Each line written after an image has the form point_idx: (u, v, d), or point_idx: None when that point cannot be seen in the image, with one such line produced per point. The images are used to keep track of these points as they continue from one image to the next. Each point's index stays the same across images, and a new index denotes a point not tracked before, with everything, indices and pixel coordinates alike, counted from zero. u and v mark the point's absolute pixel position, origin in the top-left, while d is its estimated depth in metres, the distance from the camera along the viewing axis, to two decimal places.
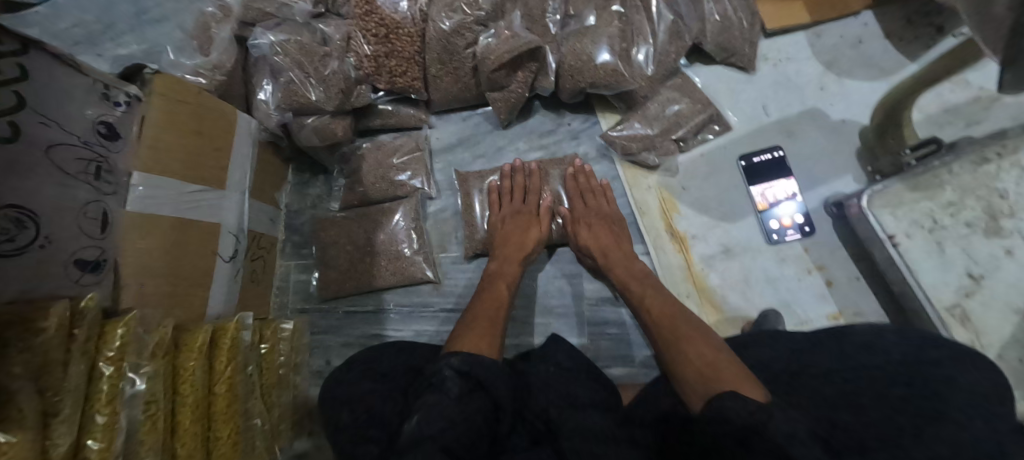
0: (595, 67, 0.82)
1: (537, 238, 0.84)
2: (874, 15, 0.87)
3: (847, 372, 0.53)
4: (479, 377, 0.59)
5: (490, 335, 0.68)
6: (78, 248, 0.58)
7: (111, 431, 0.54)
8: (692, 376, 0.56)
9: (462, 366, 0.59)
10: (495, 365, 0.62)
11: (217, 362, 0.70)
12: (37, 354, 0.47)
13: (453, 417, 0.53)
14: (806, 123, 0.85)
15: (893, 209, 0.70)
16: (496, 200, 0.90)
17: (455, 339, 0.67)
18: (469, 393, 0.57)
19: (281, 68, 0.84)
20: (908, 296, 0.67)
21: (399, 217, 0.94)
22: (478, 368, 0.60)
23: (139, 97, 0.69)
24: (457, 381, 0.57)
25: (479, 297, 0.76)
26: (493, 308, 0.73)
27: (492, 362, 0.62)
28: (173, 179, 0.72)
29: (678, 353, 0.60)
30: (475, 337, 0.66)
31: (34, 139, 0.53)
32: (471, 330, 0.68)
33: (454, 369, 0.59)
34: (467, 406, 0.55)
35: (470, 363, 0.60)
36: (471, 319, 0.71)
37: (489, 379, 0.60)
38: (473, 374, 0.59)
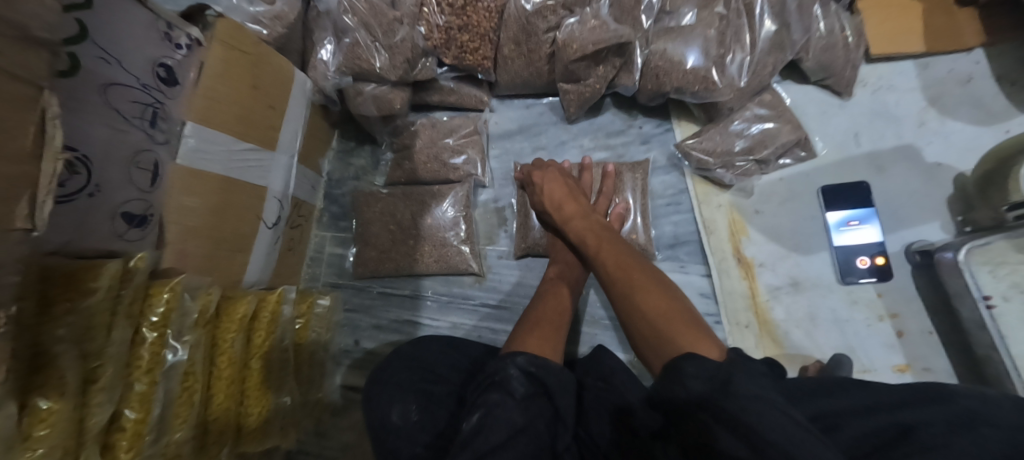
0: (684, 71, 0.76)
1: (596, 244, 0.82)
2: (988, 54, 0.81)
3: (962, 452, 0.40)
4: (545, 383, 0.55)
5: (556, 340, 0.63)
6: (126, 200, 0.53)
7: (148, 401, 0.50)
8: (644, 329, 0.51)
9: (528, 366, 0.56)
10: (561, 372, 0.57)
11: (255, 336, 0.66)
12: (83, 317, 0.43)
13: (517, 424, 0.50)
14: (897, 160, 0.80)
15: (993, 268, 0.66)
16: None
17: (515, 339, 0.64)
18: (530, 397, 0.54)
19: (347, 28, 0.78)
20: (992, 361, 0.64)
21: (448, 203, 0.89)
22: (544, 374, 0.56)
23: (199, 41, 0.62)
24: (522, 382, 0.55)
25: (542, 301, 0.72)
26: (551, 311, 0.69)
27: (560, 368, 0.58)
28: (226, 136, 0.67)
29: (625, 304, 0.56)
30: (537, 339, 0.62)
31: (93, 76, 0.48)
32: (533, 333, 0.64)
33: (520, 369, 0.56)
34: (530, 410, 0.52)
35: (537, 365, 0.56)
36: (533, 321, 0.66)
37: (557, 389, 0.56)
38: (539, 380, 0.55)
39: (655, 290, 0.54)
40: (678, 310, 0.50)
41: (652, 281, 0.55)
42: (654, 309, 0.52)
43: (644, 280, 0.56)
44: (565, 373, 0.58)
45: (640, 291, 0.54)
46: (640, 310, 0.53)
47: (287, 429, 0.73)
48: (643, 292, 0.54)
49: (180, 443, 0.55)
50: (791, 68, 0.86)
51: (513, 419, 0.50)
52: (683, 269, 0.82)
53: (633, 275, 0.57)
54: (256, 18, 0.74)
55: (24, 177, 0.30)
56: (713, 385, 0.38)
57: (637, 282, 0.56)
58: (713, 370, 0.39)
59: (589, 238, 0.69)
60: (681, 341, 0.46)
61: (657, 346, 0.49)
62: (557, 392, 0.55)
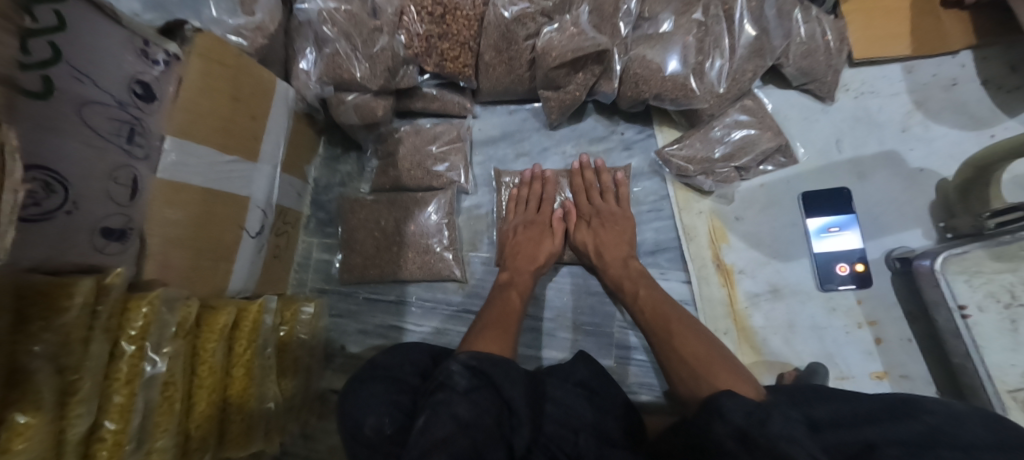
0: (663, 78, 0.76)
1: (549, 252, 0.83)
2: (974, 57, 0.80)
3: None
4: (489, 375, 0.59)
5: (505, 337, 0.68)
6: (105, 216, 0.55)
7: (128, 412, 0.52)
8: (682, 369, 0.63)
9: (471, 362, 0.60)
10: (508, 364, 0.61)
11: (237, 345, 0.68)
12: (59, 333, 0.45)
13: (463, 419, 0.51)
14: (881, 166, 0.79)
15: (969, 277, 0.65)
16: (512, 207, 0.88)
17: (470, 340, 0.68)
18: (475, 390, 0.56)
19: (326, 38, 0.79)
20: (968, 371, 0.64)
21: (432, 209, 0.90)
22: (487, 368, 0.59)
23: (177, 56, 0.64)
24: (465, 377, 0.58)
25: (495, 306, 0.76)
26: (502, 314, 0.73)
27: (505, 360, 0.62)
28: (208, 148, 0.68)
29: (670, 341, 0.66)
30: (488, 339, 0.67)
31: (70, 97, 0.50)
32: (484, 335, 0.68)
33: (462, 364, 0.60)
34: (477, 404, 0.54)
35: (478, 359, 0.61)
36: (486, 324, 0.71)
37: (502, 380, 0.59)
38: (482, 372, 0.59)
39: (695, 337, 0.65)
40: (724, 361, 0.60)
41: (691, 329, 0.66)
42: (688, 350, 0.63)
43: (682, 329, 0.66)
44: (512, 365, 0.62)
45: (683, 337, 0.65)
46: (678, 349, 0.64)
47: (274, 433, 0.76)
48: (684, 339, 0.65)
49: (163, 451, 0.56)
50: (774, 72, 0.85)
51: (459, 413, 0.52)
52: (663, 276, 0.82)
53: (673, 321, 0.68)
54: (236, 30, 0.73)
55: None
56: (751, 420, 0.45)
57: (677, 329, 0.66)
58: (745, 410, 0.47)
59: (627, 283, 0.76)
60: (722, 381, 0.56)
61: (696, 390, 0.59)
62: (502, 382, 0.58)
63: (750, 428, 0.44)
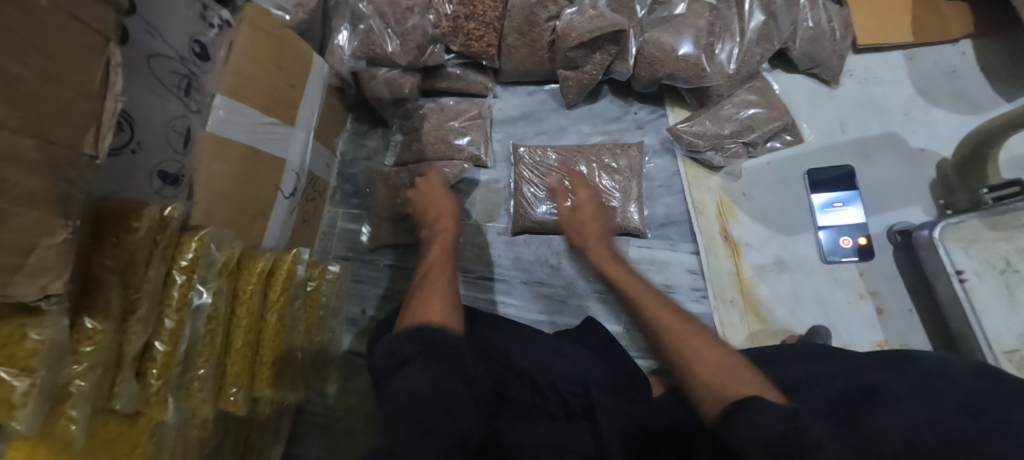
0: (676, 58, 0.81)
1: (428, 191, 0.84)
2: (974, 46, 0.84)
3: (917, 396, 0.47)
4: (419, 346, 0.54)
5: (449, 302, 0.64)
6: (163, 160, 0.60)
7: (176, 337, 0.57)
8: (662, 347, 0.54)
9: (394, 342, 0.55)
10: (442, 331, 0.57)
11: (271, 292, 0.72)
12: (126, 252, 0.49)
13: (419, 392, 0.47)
14: (883, 147, 0.83)
15: (966, 245, 0.69)
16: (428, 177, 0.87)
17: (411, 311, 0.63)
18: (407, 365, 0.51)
19: (363, 15, 0.85)
20: (965, 335, 0.67)
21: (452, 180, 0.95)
22: (416, 341, 0.54)
23: (228, 23, 0.70)
24: (392, 356, 0.53)
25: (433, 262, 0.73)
26: (433, 282, 0.68)
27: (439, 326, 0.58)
28: (252, 110, 0.73)
29: (645, 322, 0.57)
30: (429, 309, 0.61)
31: (139, 48, 0.55)
32: (418, 300, 0.64)
33: (388, 346, 0.55)
34: (424, 373, 0.49)
35: (396, 345, 0.54)
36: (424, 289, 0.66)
37: (434, 343, 0.54)
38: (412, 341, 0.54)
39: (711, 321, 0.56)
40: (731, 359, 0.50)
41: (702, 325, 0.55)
42: (663, 324, 0.55)
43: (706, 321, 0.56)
44: (449, 334, 0.57)
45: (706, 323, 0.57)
46: (658, 327, 0.56)
47: (298, 383, 0.80)
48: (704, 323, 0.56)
49: (202, 380, 0.61)
50: (782, 58, 0.89)
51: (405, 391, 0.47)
52: (672, 248, 0.86)
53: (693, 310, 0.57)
54: (279, 5, 0.80)
55: (89, 110, 0.36)
56: (783, 426, 0.36)
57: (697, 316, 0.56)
58: (778, 417, 0.37)
59: (609, 265, 0.69)
60: (728, 385, 0.45)
61: (709, 386, 0.47)
62: (439, 347, 0.54)
63: (785, 438, 0.35)
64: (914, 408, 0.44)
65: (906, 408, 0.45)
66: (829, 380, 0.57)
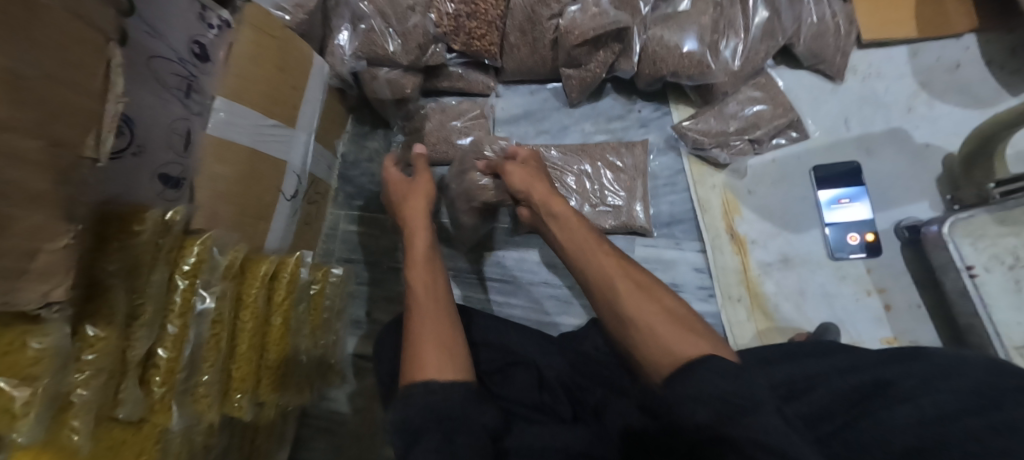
0: (680, 56, 0.80)
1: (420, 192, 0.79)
2: (977, 40, 0.83)
3: (930, 397, 0.49)
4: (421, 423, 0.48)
5: (451, 350, 0.56)
6: (164, 163, 0.59)
7: (180, 342, 0.56)
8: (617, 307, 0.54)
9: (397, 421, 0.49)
10: (444, 397, 0.50)
11: (275, 295, 0.71)
12: (131, 256, 0.48)
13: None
14: (888, 142, 0.83)
15: (975, 240, 0.68)
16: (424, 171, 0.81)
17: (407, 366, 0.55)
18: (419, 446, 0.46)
19: (363, 15, 0.84)
20: (976, 330, 0.67)
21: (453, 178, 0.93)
22: (420, 419, 0.48)
23: (229, 23, 0.68)
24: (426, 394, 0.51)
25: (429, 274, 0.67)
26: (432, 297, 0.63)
27: (439, 394, 0.50)
28: (253, 112, 0.73)
29: (605, 288, 0.56)
30: (433, 343, 0.56)
31: (140, 48, 0.54)
32: (415, 361, 0.54)
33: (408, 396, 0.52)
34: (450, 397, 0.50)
35: (438, 390, 0.50)
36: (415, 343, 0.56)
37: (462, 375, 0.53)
38: (413, 426, 0.48)
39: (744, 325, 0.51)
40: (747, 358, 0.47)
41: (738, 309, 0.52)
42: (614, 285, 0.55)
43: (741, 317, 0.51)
44: (448, 398, 0.50)
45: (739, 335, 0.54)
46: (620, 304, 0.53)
47: (302, 387, 0.79)
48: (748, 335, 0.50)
49: (207, 386, 0.60)
50: (785, 55, 0.89)
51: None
52: (678, 246, 0.85)
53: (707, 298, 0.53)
54: (279, 5, 0.79)
55: (91, 111, 0.35)
56: (721, 405, 0.37)
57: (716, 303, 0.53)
58: (722, 376, 0.39)
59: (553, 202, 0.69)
60: (683, 347, 0.45)
61: (670, 346, 0.46)
62: (444, 418, 0.48)
63: (728, 412, 0.37)
64: (917, 401, 0.49)
65: (920, 405, 0.49)
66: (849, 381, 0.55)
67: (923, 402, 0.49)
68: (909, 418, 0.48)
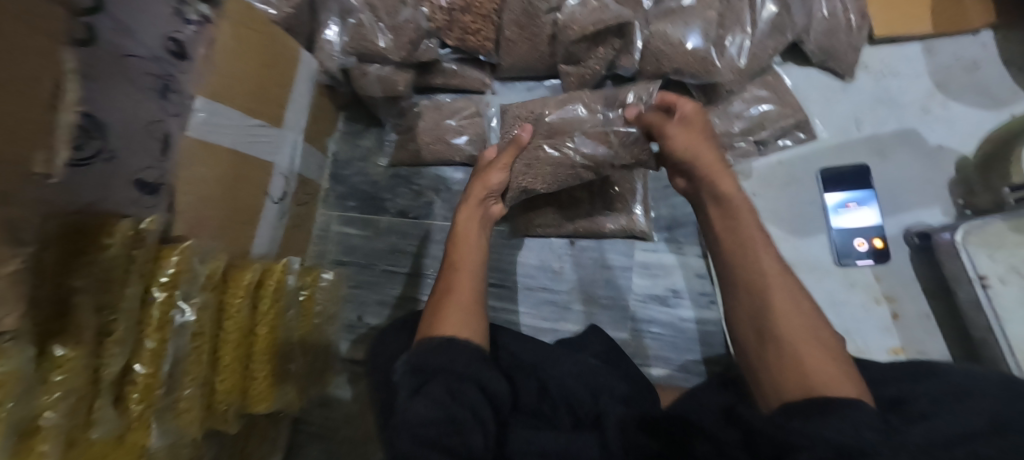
0: (684, 53, 0.76)
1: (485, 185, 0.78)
2: (995, 36, 0.80)
3: (953, 407, 0.45)
4: (440, 364, 0.56)
5: (469, 315, 0.65)
6: (140, 168, 0.55)
7: (158, 358, 0.53)
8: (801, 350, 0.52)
9: (415, 360, 0.57)
10: (458, 345, 0.59)
11: (261, 303, 0.68)
12: (99, 270, 0.46)
13: (429, 414, 0.49)
14: (899, 143, 0.80)
15: (990, 250, 0.65)
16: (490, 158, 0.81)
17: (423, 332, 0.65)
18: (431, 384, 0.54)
19: (352, 9, 0.80)
20: (989, 344, 0.65)
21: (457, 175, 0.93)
22: (435, 361, 0.57)
23: (208, 18, 0.63)
24: (409, 378, 0.55)
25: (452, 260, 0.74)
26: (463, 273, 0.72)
27: (455, 343, 0.59)
28: (237, 111, 0.69)
29: (757, 303, 0.58)
30: (450, 317, 0.64)
31: (110, 45, 0.50)
32: (434, 320, 0.64)
33: (406, 366, 0.57)
34: (444, 404, 0.51)
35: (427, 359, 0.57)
36: (437, 305, 0.67)
37: (450, 363, 0.57)
38: (431, 366, 0.56)
39: (817, 344, 0.52)
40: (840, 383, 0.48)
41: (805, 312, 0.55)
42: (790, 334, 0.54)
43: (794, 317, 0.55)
44: (461, 348, 0.59)
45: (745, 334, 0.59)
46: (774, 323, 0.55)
47: (293, 396, 0.76)
48: (800, 344, 0.52)
49: (190, 400, 0.58)
50: (794, 51, 0.85)
51: (419, 412, 0.50)
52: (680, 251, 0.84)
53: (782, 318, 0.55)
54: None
55: (41, 123, 0.32)
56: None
57: (781, 303, 0.56)
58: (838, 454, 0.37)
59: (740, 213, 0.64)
60: (831, 429, 0.40)
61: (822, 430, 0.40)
62: (452, 366, 0.56)
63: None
64: (952, 408, 0.45)
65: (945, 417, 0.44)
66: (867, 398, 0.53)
67: (956, 413, 0.44)
68: (948, 423, 0.43)
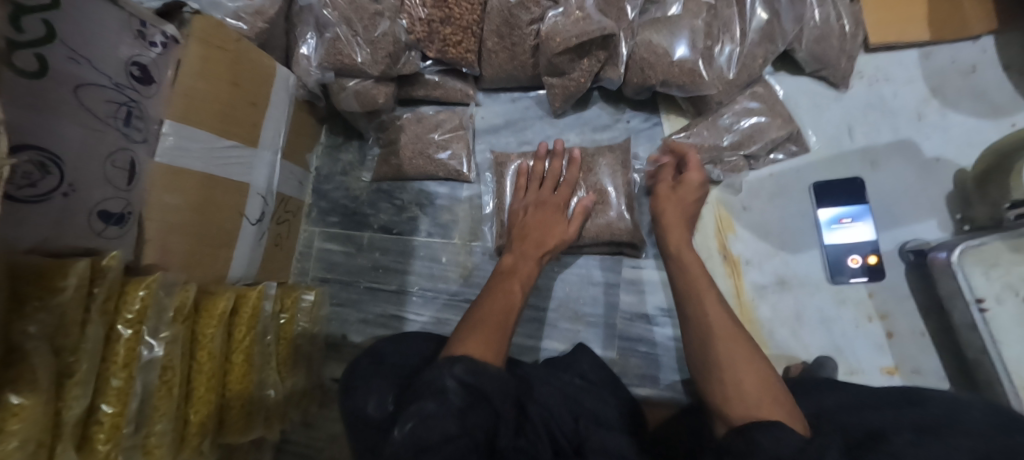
0: (671, 63, 0.74)
1: (560, 237, 0.77)
2: (996, 42, 0.77)
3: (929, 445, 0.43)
4: (483, 389, 0.50)
5: (497, 336, 0.60)
6: (102, 199, 0.54)
7: (125, 395, 0.52)
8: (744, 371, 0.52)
9: (467, 376, 0.50)
10: (501, 376, 0.54)
11: (236, 331, 0.68)
12: (55, 314, 0.44)
13: (452, 434, 0.44)
14: (895, 154, 0.77)
15: (986, 269, 0.63)
16: (522, 185, 0.85)
17: (455, 342, 0.58)
18: (470, 408, 0.47)
19: (327, 23, 0.77)
20: (983, 365, 0.63)
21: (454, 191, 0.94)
22: (483, 382, 0.51)
23: (175, 38, 0.62)
24: (458, 393, 0.48)
25: (490, 291, 0.69)
26: (500, 301, 0.66)
27: (497, 372, 0.54)
28: (206, 134, 0.67)
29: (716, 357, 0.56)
30: (481, 338, 0.58)
31: (64, 77, 0.48)
32: (475, 335, 0.58)
33: (457, 379, 0.49)
34: (468, 421, 0.46)
35: (476, 375, 0.51)
36: (473, 322, 0.61)
37: (495, 393, 0.51)
38: (478, 389, 0.50)
39: (754, 372, 0.52)
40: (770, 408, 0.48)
41: (746, 346, 0.56)
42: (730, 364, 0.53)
43: (731, 348, 0.55)
44: (502, 377, 0.54)
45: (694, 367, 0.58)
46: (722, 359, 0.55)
47: (272, 421, 0.75)
48: (742, 376, 0.52)
49: (161, 435, 0.57)
50: (785, 59, 0.82)
51: (445, 428, 0.44)
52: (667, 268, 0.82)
53: (723, 349, 0.55)
54: (236, 14, 0.72)
55: None
56: None
57: (723, 338, 0.57)
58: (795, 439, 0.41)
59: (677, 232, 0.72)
60: (761, 412, 0.47)
61: (750, 411, 0.48)
62: (491, 392, 0.51)
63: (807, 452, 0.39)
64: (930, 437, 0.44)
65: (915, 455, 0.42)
66: (843, 427, 0.51)
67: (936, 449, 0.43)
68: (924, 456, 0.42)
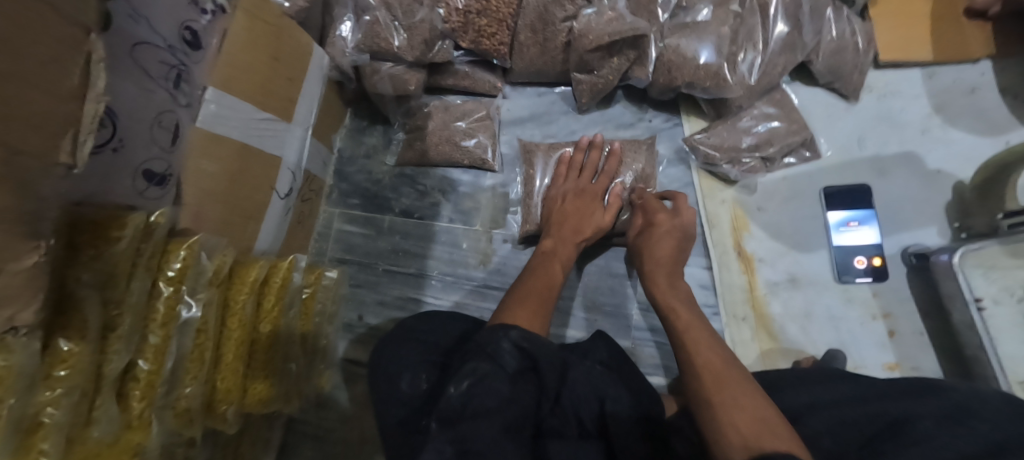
0: (697, 67, 0.77)
1: (596, 226, 0.79)
2: (993, 66, 0.83)
3: (950, 436, 0.47)
4: (537, 359, 0.56)
5: (541, 313, 0.66)
6: (146, 159, 0.54)
7: (162, 354, 0.52)
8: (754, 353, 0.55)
9: (522, 341, 0.57)
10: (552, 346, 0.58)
11: (265, 301, 0.67)
12: (108, 264, 0.44)
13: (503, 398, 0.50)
14: (900, 165, 0.82)
15: (987, 270, 0.69)
16: (562, 172, 0.86)
17: (503, 310, 0.65)
18: (520, 375, 0.55)
19: (368, 7, 0.79)
20: (980, 362, 0.67)
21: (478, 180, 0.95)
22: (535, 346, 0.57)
23: (224, 8, 0.62)
24: (513, 356, 0.55)
25: (533, 273, 0.73)
26: (539, 284, 0.71)
27: (544, 346, 0.58)
28: (246, 103, 0.68)
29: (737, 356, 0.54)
30: (526, 314, 0.64)
31: (122, 34, 0.48)
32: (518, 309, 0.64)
33: (513, 343, 0.56)
34: (517, 386, 0.53)
35: (528, 339, 0.57)
36: (521, 294, 0.68)
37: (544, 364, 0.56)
38: (534, 354, 0.56)
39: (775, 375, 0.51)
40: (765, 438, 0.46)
41: None
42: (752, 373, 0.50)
43: None
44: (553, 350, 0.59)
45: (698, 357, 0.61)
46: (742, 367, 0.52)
47: (291, 395, 0.75)
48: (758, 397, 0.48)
49: (190, 398, 0.57)
50: (800, 71, 0.87)
51: (501, 391, 0.51)
52: None
53: None
54: None
55: (68, 112, 0.31)
56: None
57: None
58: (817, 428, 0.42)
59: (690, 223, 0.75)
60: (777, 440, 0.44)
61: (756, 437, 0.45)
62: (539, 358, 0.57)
63: None
64: (952, 426, 0.48)
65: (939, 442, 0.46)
66: (863, 416, 0.54)
67: (956, 436, 0.46)
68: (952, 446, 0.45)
